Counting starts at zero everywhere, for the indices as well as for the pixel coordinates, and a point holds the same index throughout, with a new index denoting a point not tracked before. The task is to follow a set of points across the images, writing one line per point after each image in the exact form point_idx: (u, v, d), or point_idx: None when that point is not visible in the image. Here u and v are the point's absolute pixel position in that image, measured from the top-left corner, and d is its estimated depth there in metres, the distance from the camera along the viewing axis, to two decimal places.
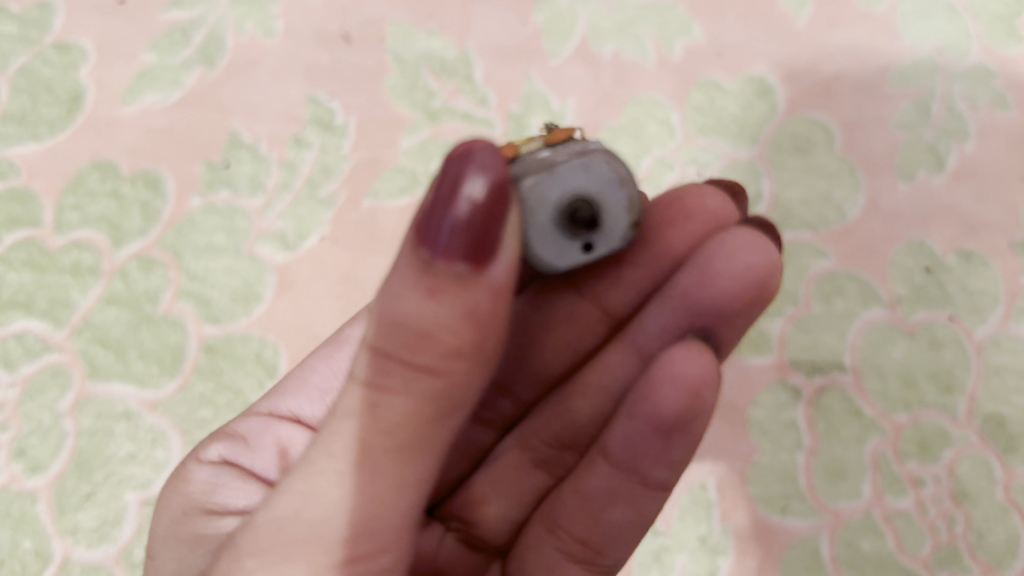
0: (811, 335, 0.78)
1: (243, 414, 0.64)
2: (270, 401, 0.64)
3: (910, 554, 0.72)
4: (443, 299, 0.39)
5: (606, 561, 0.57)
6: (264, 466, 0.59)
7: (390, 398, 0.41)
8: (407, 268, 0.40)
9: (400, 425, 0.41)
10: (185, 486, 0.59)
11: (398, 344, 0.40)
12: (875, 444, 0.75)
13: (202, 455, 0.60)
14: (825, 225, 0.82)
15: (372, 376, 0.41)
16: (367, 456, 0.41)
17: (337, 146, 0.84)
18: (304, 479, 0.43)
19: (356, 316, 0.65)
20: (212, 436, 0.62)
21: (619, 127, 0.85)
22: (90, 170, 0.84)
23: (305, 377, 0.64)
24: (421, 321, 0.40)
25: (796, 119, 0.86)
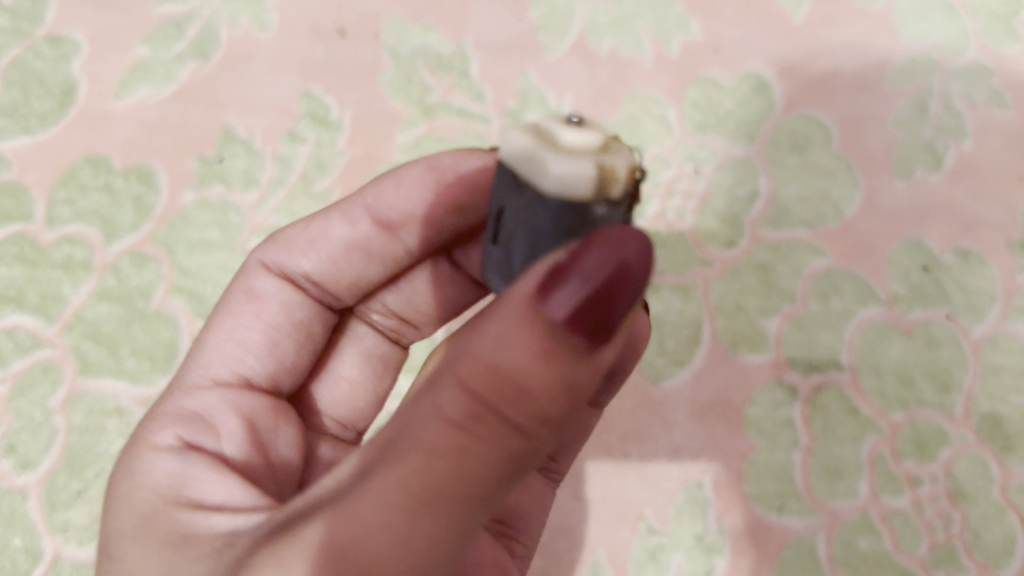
0: (808, 334, 0.78)
1: (179, 391, 0.55)
2: (200, 366, 0.57)
3: (907, 553, 0.72)
4: (555, 363, 0.35)
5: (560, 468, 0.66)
6: (231, 434, 0.52)
7: (475, 448, 0.35)
8: (525, 318, 0.35)
9: (473, 483, 0.35)
10: (145, 482, 0.47)
11: (498, 396, 0.35)
12: (872, 443, 0.75)
13: (155, 442, 0.50)
14: (823, 222, 0.81)
15: (456, 418, 0.36)
16: (432, 502, 0.35)
17: (332, 141, 0.84)
18: (342, 511, 0.36)
19: (247, 271, 0.62)
20: (160, 417, 0.52)
21: (616, 124, 0.85)
22: (82, 164, 0.83)
23: (231, 335, 0.59)
24: (527, 381, 0.35)
25: (793, 116, 0.85)
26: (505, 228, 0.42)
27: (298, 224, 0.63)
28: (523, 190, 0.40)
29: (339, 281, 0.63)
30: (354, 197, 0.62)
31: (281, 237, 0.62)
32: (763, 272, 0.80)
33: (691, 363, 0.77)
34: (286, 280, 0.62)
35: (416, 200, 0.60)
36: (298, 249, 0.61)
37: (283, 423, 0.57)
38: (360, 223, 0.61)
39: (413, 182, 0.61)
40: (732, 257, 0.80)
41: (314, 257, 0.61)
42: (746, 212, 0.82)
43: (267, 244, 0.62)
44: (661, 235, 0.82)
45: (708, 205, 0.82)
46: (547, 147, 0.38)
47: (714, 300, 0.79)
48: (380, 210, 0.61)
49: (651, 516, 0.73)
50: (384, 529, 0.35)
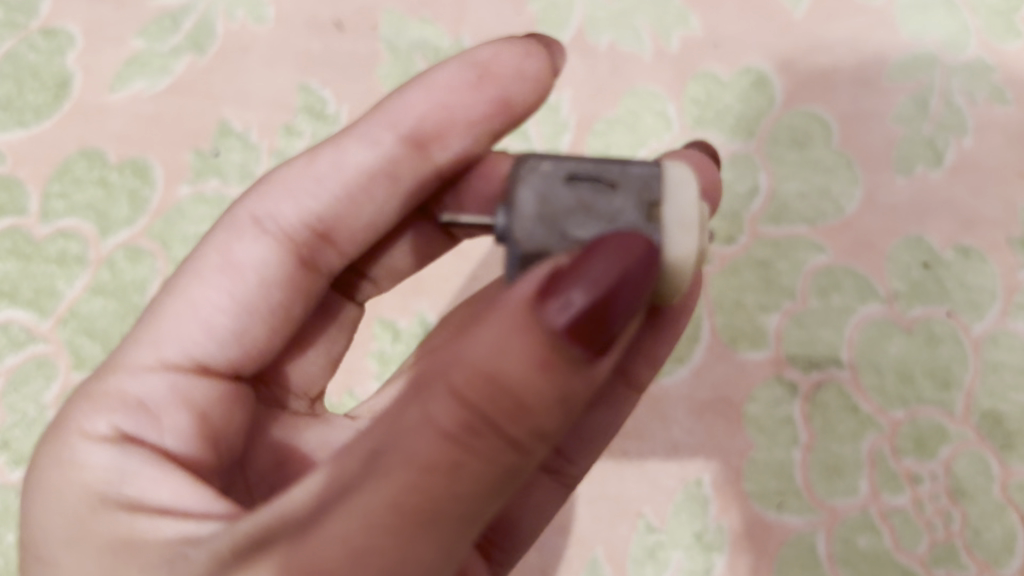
0: (808, 331, 0.77)
1: (119, 370, 0.52)
2: (146, 343, 0.53)
3: (907, 551, 0.71)
4: (554, 376, 0.35)
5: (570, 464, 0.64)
6: (176, 425, 0.50)
7: (471, 464, 0.35)
8: (520, 328, 0.35)
9: (471, 493, 0.36)
10: (80, 476, 0.47)
11: (493, 408, 0.35)
12: (872, 441, 0.74)
13: (89, 430, 0.48)
14: (823, 219, 0.81)
15: (451, 431, 0.35)
16: (431, 518, 0.36)
17: (328, 134, 0.83)
18: (334, 526, 0.36)
19: (233, 227, 0.57)
20: (97, 403, 0.50)
21: (615, 118, 0.84)
22: (76, 158, 0.82)
23: (180, 312, 0.54)
24: (524, 395, 0.35)
25: (793, 112, 0.85)
26: (601, 202, 0.44)
27: (300, 165, 0.58)
28: (649, 221, 0.43)
29: (356, 222, 0.58)
30: (375, 117, 0.58)
31: (274, 185, 0.58)
32: (762, 268, 0.79)
33: (690, 360, 0.76)
34: (278, 243, 0.57)
35: (455, 104, 0.58)
36: (298, 201, 0.57)
37: (236, 412, 0.54)
38: (388, 144, 0.57)
39: (449, 83, 0.58)
40: (732, 254, 0.80)
41: (324, 198, 0.57)
42: (745, 209, 0.81)
43: (252, 198, 0.58)
44: None
45: None
46: (695, 236, 0.44)
47: (713, 297, 0.78)
48: (406, 125, 0.58)
49: (651, 513, 0.73)
50: (380, 542, 0.36)
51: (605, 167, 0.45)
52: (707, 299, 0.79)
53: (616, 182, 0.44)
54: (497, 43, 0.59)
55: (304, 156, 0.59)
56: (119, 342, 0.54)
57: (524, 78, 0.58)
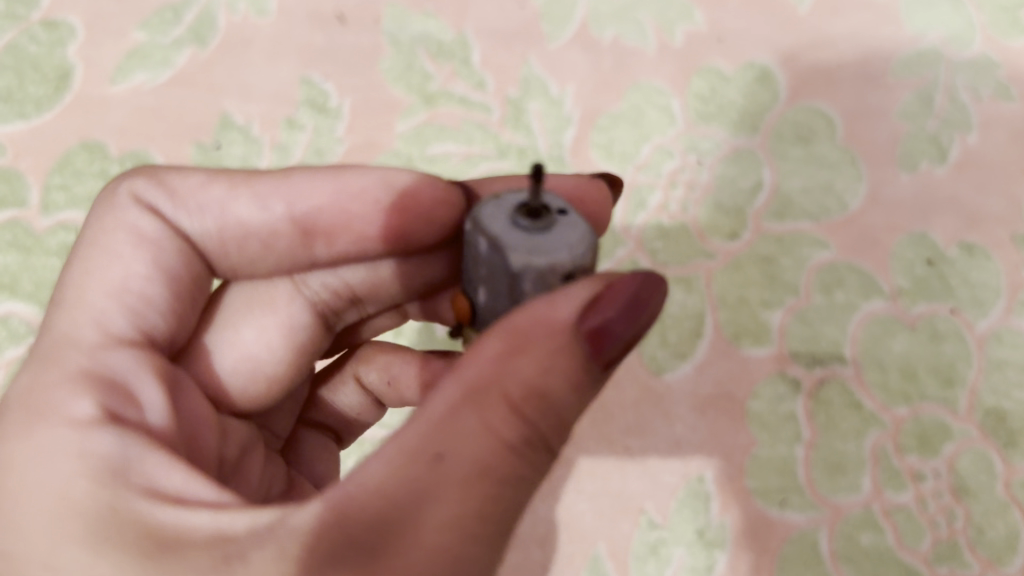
0: (811, 327, 0.77)
1: (64, 356, 0.46)
2: (89, 317, 0.48)
3: (911, 549, 0.71)
4: (585, 393, 0.40)
5: None
6: (152, 398, 0.47)
7: (526, 471, 0.38)
8: (565, 348, 0.39)
9: (522, 496, 0.38)
10: (76, 465, 0.41)
11: (545, 419, 0.39)
12: (875, 438, 0.74)
13: (73, 415, 0.43)
14: (827, 215, 0.80)
15: (513, 441, 0.38)
16: (501, 524, 0.37)
17: (331, 127, 0.83)
18: (414, 539, 0.35)
19: (112, 202, 0.52)
20: (64, 384, 0.44)
21: (618, 113, 0.84)
22: (77, 150, 0.81)
23: (110, 281, 0.50)
24: (564, 408, 0.39)
25: (798, 107, 0.84)
26: None
27: (191, 181, 0.53)
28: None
29: (231, 257, 0.55)
30: (277, 179, 0.54)
31: (169, 184, 0.53)
32: (767, 264, 0.79)
33: (693, 356, 0.76)
34: (174, 233, 0.53)
35: (353, 210, 0.54)
36: (195, 215, 0.53)
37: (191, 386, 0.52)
38: (275, 218, 0.54)
39: (358, 193, 0.55)
40: (735, 249, 0.79)
41: (204, 227, 0.53)
42: (749, 205, 0.81)
43: (140, 177, 0.53)
44: (664, 227, 0.80)
45: (711, 196, 0.81)
46: None
47: (715, 293, 0.78)
48: (303, 209, 0.54)
49: (652, 510, 0.71)
50: (469, 548, 0.36)
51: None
52: (709, 294, 0.78)
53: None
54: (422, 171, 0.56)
55: (174, 175, 0.54)
56: (44, 323, 0.48)
57: (432, 220, 0.55)
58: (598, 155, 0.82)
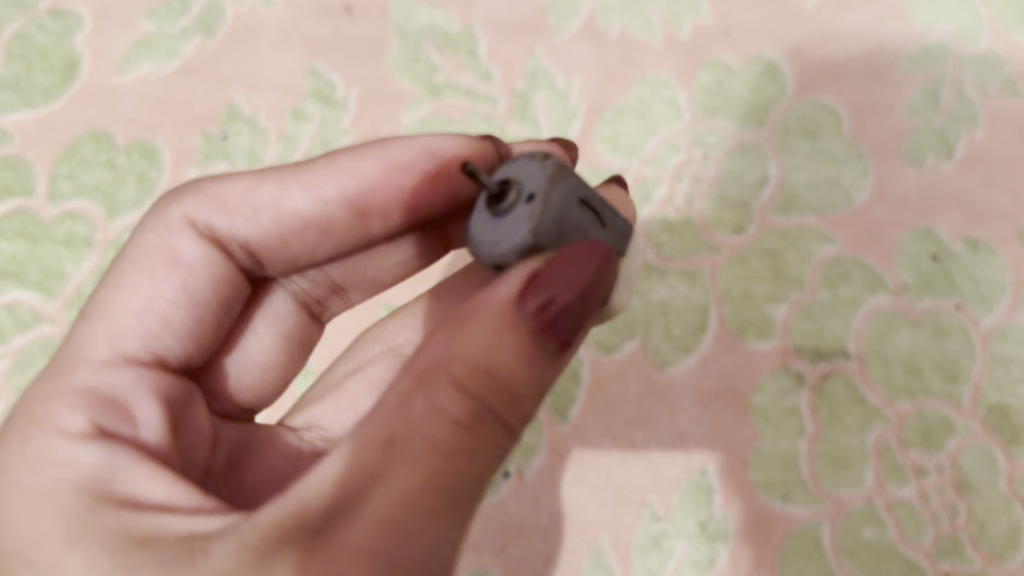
0: (816, 322, 0.77)
1: (74, 373, 0.48)
2: (105, 337, 0.50)
3: (912, 543, 0.71)
4: (538, 367, 0.40)
5: None
6: (148, 417, 0.48)
7: (478, 448, 0.38)
8: (505, 327, 0.39)
9: (476, 471, 0.38)
10: (60, 473, 0.43)
11: (492, 396, 0.38)
12: (878, 432, 0.74)
13: (64, 428, 0.44)
14: (832, 210, 0.81)
15: (461, 419, 0.38)
16: (451, 500, 0.37)
17: (337, 119, 0.83)
18: (361, 520, 0.35)
19: (162, 222, 0.54)
20: (64, 397, 0.46)
21: (625, 106, 0.84)
22: (84, 139, 0.81)
23: (148, 302, 0.52)
24: (517, 382, 0.39)
25: (804, 102, 0.85)
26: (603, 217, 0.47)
27: (240, 185, 0.55)
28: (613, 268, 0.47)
29: (286, 251, 0.57)
30: (324, 166, 0.56)
31: (220, 192, 0.55)
32: (772, 258, 0.79)
33: (698, 349, 0.76)
34: (213, 247, 0.55)
35: (403, 183, 0.57)
36: (245, 219, 0.55)
37: (195, 402, 0.54)
38: (330, 208, 0.56)
39: (407, 164, 0.57)
40: (739, 243, 0.79)
41: (261, 227, 0.56)
42: (755, 198, 0.81)
43: (190, 195, 0.55)
44: (669, 221, 0.80)
45: (717, 190, 0.81)
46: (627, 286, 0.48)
47: (720, 286, 0.77)
48: (355, 192, 0.56)
49: (655, 502, 0.71)
50: (416, 525, 0.36)
51: (601, 203, 0.47)
52: (714, 287, 0.77)
53: (605, 222, 0.47)
54: (458, 136, 0.59)
55: (220, 180, 0.56)
56: (66, 338, 0.51)
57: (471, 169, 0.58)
58: (604, 147, 0.83)
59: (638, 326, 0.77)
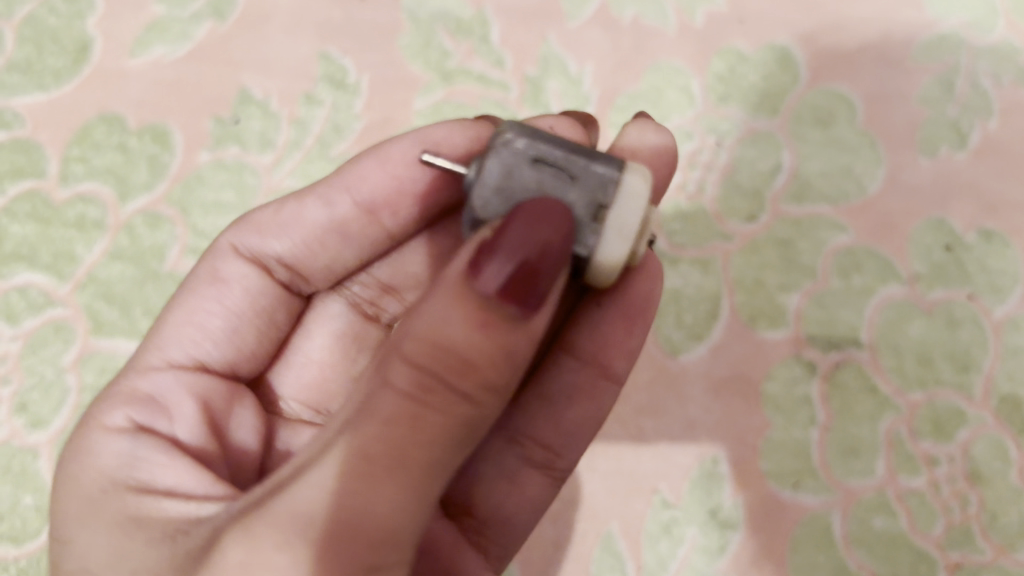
0: (828, 311, 0.77)
1: (127, 377, 0.55)
2: (156, 349, 0.56)
3: (923, 533, 0.71)
4: (490, 333, 0.38)
5: (561, 465, 0.62)
6: (185, 413, 0.52)
7: (429, 417, 0.38)
8: (455, 299, 0.38)
9: (432, 439, 0.38)
10: (95, 462, 0.49)
11: (441, 366, 0.38)
12: (889, 422, 0.74)
13: (107, 423, 0.51)
14: (845, 199, 0.80)
15: (410, 389, 0.38)
16: (393, 463, 0.38)
17: (349, 103, 0.82)
18: (313, 481, 0.39)
19: (215, 253, 0.61)
20: (112, 399, 0.52)
21: (637, 93, 0.83)
22: (96, 122, 0.81)
23: (195, 318, 0.59)
24: (469, 350, 0.38)
25: (818, 91, 0.84)
26: (574, 171, 0.46)
27: (270, 209, 0.61)
28: (592, 221, 0.45)
29: (315, 259, 0.61)
30: (333, 179, 0.60)
31: (256, 218, 0.61)
32: (784, 246, 0.78)
33: (709, 337, 0.75)
34: (253, 266, 0.60)
35: (402, 176, 0.59)
36: (271, 235, 0.60)
37: (241, 406, 0.57)
38: (340, 212, 0.60)
39: (402, 159, 0.59)
40: (752, 231, 0.79)
41: (287, 240, 0.60)
42: (768, 187, 0.81)
43: (233, 227, 0.61)
44: (682, 208, 0.79)
45: (730, 178, 0.81)
46: (625, 242, 0.45)
47: (733, 275, 0.77)
48: (361, 194, 0.59)
49: (666, 489, 0.71)
50: (359, 491, 0.38)
51: (573, 158, 0.46)
52: (726, 276, 0.77)
53: (576, 176, 0.46)
54: (455, 124, 0.60)
55: (259, 209, 0.62)
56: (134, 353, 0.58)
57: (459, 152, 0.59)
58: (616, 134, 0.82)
59: None
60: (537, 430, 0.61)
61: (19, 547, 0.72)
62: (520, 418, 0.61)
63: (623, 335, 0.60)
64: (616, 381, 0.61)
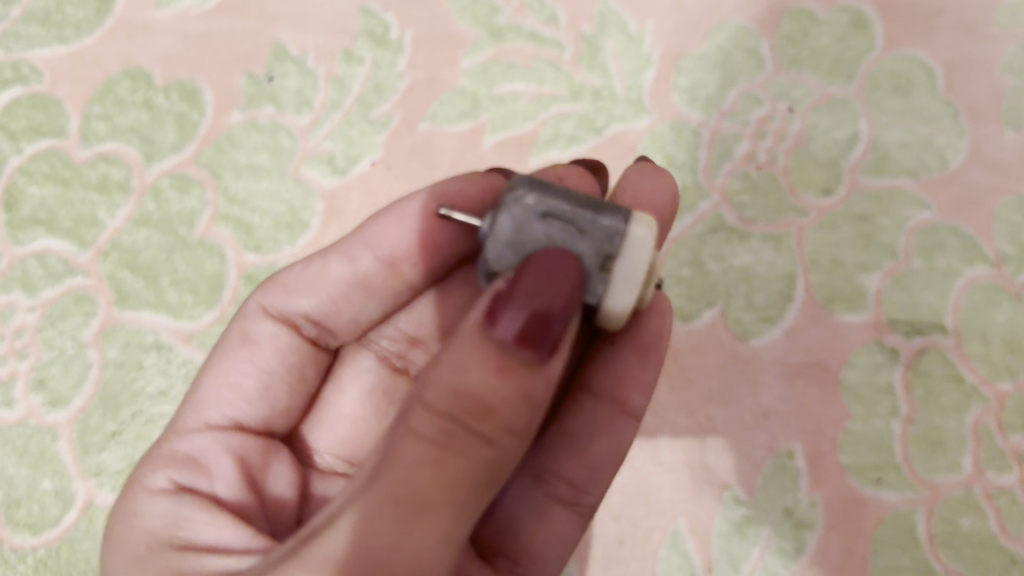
0: (909, 293, 0.70)
1: (168, 438, 0.51)
2: (192, 410, 0.52)
3: (1013, 535, 0.65)
4: (509, 376, 0.37)
5: (590, 501, 0.55)
6: (225, 469, 0.49)
7: (451, 462, 0.36)
8: (474, 346, 0.37)
9: (452, 487, 0.36)
10: (138, 526, 0.46)
11: (461, 411, 0.37)
12: (977, 414, 0.67)
13: (149, 484, 0.48)
14: (926, 172, 0.73)
15: (430, 435, 0.36)
16: (411, 512, 0.36)
17: (392, 62, 0.76)
18: (332, 538, 0.36)
19: (242, 315, 0.56)
20: (154, 460, 0.50)
21: (702, 55, 0.77)
22: (119, 77, 0.76)
23: (224, 380, 0.54)
24: (487, 394, 0.37)
25: (895, 56, 0.77)
26: (584, 223, 0.42)
27: (296, 268, 0.55)
28: (600, 271, 0.42)
29: (341, 315, 0.55)
30: (354, 233, 0.54)
31: (279, 278, 0.55)
32: (862, 223, 0.72)
33: (782, 321, 0.70)
34: (284, 326, 0.55)
35: (423, 228, 0.52)
36: (296, 293, 0.54)
37: (279, 461, 0.53)
38: (360, 266, 0.53)
39: (419, 212, 0.52)
40: (829, 206, 0.72)
41: (314, 299, 0.54)
42: (844, 158, 0.74)
43: (262, 287, 0.56)
44: (752, 178, 0.73)
45: (804, 148, 0.74)
46: (637, 293, 0.42)
47: (808, 253, 0.71)
48: (385, 249, 0.53)
49: (737, 486, 0.67)
50: (383, 543, 0.36)
51: (580, 211, 0.43)
52: (801, 254, 0.71)
53: (584, 228, 0.42)
54: (466, 175, 0.54)
55: (286, 268, 0.56)
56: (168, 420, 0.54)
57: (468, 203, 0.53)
58: (680, 99, 0.75)
59: (717, 293, 0.71)
60: (561, 466, 0.54)
61: (37, 535, 0.67)
62: (543, 455, 0.55)
63: (637, 369, 0.55)
64: (637, 418, 0.55)
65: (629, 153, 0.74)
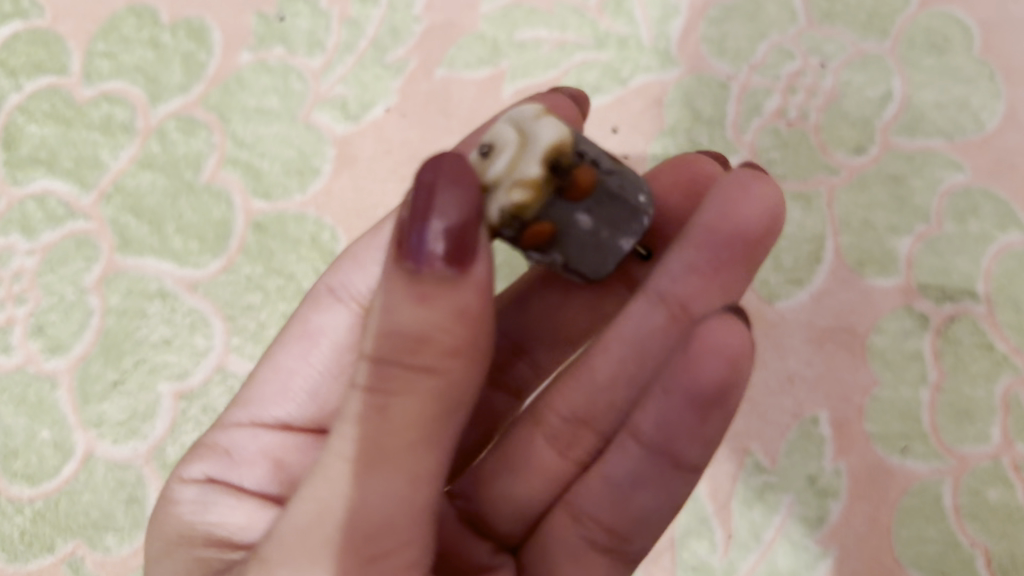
0: (942, 257, 0.67)
1: (220, 426, 0.52)
2: (245, 406, 0.52)
3: None
4: (434, 301, 0.36)
5: (634, 548, 0.47)
6: (252, 471, 0.49)
7: (396, 401, 0.36)
8: (394, 285, 0.37)
9: (407, 429, 0.36)
10: (171, 512, 0.48)
11: (394, 350, 0.36)
12: (1007, 383, 0.65)
13: (185, 475, 0.50)
14: (961, 133, 0.70)
15: (369, 382, 0.37)
16: (372, 457, 0.36)
17: (408, 4, 0.72)
18: (304, 501, 0.38)
19: (313, 299, 0.53)
20: (194, 450, 0.51)
21: (732, 5, 0.73)
22: (124, 14, 0.72)
23: (280, 375, 0.52)
24: (417, 328, 0.36)
25: (931, 13, 0.72)
26: None
27: (366, 239, 0.52)
28: None
29: None
30: None
31: (350, 252, 0.52)
32: (894, 184, 0.69)
33: (810, 284, 0.67)
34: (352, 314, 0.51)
35: None
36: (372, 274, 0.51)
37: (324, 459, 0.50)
38: None
39: None
40: (860, 165, 0.70)
41: None
42: (877, 116, 0.71)
43: (334, 267, 0.53)
44: (781, 135, 0.70)
45: (836, 104, 0.71)
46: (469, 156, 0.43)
47: (838, 215, 0.69)
48: None
49: (759, 452, 0.65)
50: (350, 493, 0.36)
51: None
52: (832, 216, 0.69)
53: None
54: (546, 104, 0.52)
55: (365, 235, 0.53)
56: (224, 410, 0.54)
57: None
58: (707, 51, 0.72)
59: None
60: (598, 509, 0.46)
61: (35, 486, 0.65)
62: (580, 494, 0.47)
63: (695, 421, 0.43)
64: (692, 470, 0.45)
65: (655, 105, 0.71)
